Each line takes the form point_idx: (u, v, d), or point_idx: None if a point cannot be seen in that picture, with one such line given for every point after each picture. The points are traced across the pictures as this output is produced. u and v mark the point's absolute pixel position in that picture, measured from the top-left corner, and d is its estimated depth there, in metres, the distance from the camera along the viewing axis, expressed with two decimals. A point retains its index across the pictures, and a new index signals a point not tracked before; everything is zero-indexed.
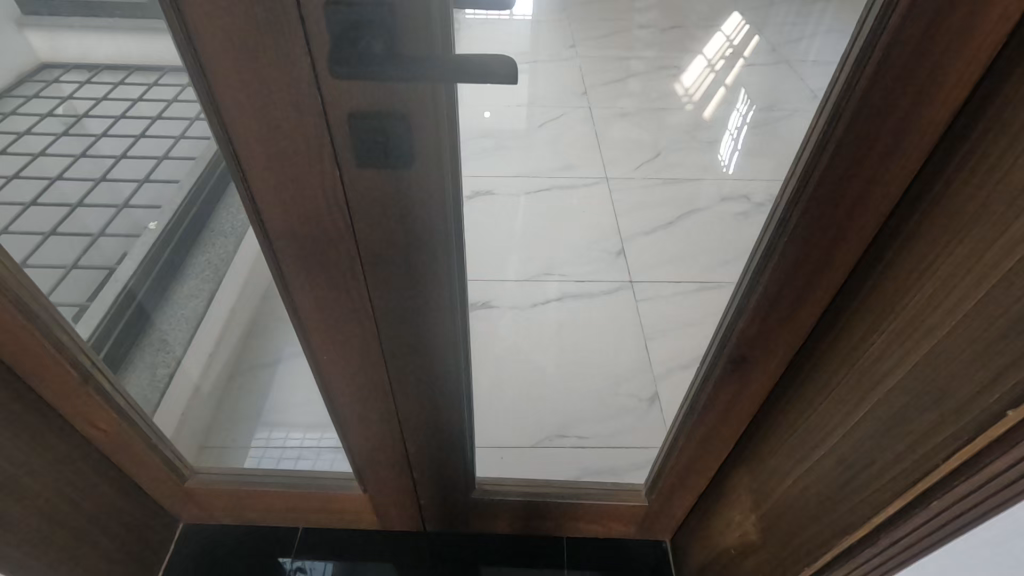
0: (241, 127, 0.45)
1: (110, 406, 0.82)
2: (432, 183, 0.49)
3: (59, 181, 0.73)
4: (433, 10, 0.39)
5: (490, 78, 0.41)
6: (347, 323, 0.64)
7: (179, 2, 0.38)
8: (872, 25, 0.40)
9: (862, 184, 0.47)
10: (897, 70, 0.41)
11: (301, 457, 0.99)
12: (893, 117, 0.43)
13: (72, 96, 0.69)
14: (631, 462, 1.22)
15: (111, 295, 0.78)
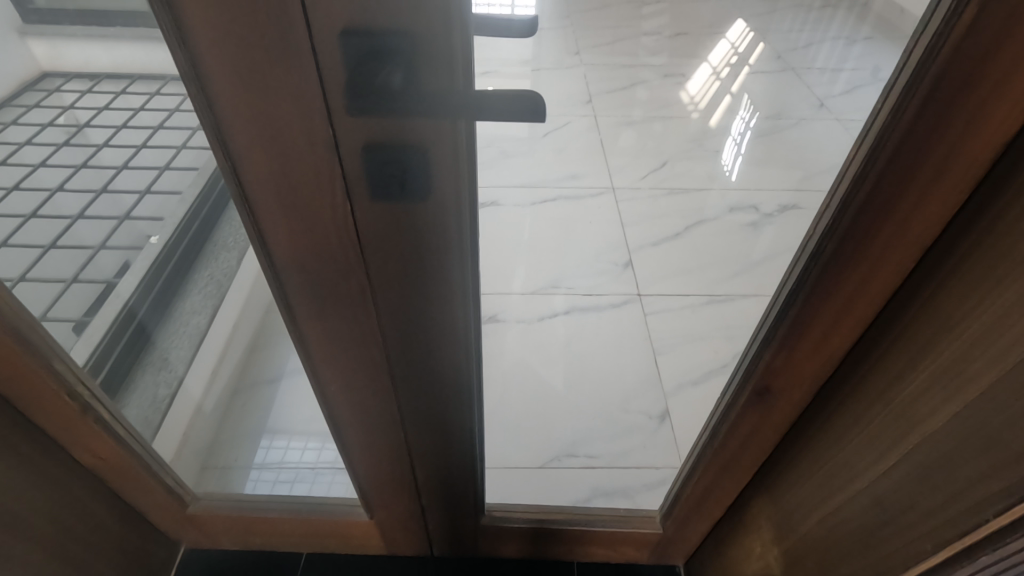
0: (251, 161, 0.43)
1: (109, 435, 0.79)
2: (447, 217, 0.47)
3: (58, 193, 0.76)
4: (455, 39, 0.37)
5: (512, 116, 0.39)
6: (356, 354, 0.62)
7: (186, 35, 0.36)
8: (920, 56, 0.39)
9: (903, 216, 0.45)
10: (943, 103, 0.39)
11: (298, 481, 0.97)
12: (940, 148, 0.41)
13: (76, 105, 0.69)
14: (642, 482, 1.19)
15: (111, 312, 0.78)
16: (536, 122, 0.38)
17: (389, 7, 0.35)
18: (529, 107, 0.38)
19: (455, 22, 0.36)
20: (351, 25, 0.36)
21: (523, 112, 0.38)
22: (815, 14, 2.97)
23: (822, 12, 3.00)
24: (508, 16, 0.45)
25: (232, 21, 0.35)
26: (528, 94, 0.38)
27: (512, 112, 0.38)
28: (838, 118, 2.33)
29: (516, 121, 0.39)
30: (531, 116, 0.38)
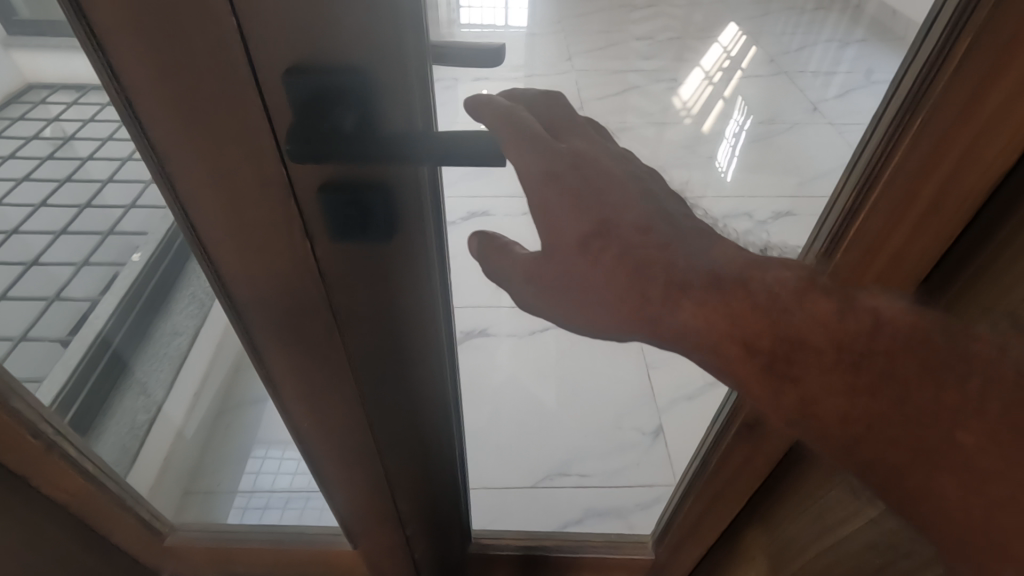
0: (202, 203, 0.40)
1: (78, 472, 0.76)
2: (414, 243, 0.46)
3: (41, 209, 0.73)
4: (410, 75, 0.35)
5: (481, 157, 0.36)
6: (326, 390, 0.59)
7: (117, 74, 0.33)
8: (916, 78, 0.37)
9: (903, 242, 0.42)
10: (938, 131, 0.37)
11: (289, 503, 0.98)
12: (938, 174, 0.38)
13: (60, 118, 0.61)
14: (636, 501, 1.17)
15: (89, 337, 0.78)
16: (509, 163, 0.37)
17: (338, 46, 0.33)
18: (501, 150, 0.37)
19: (409, 59, 0.34)
20: (296, 63, 0.33)
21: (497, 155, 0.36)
22: (807, 17, 2.99)
23: (814, 15, 3.00)
24: (484, 44, 0.41)
25: (167, 59, 0.32)
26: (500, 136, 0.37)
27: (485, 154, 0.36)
28: (832, 122, 2.32)
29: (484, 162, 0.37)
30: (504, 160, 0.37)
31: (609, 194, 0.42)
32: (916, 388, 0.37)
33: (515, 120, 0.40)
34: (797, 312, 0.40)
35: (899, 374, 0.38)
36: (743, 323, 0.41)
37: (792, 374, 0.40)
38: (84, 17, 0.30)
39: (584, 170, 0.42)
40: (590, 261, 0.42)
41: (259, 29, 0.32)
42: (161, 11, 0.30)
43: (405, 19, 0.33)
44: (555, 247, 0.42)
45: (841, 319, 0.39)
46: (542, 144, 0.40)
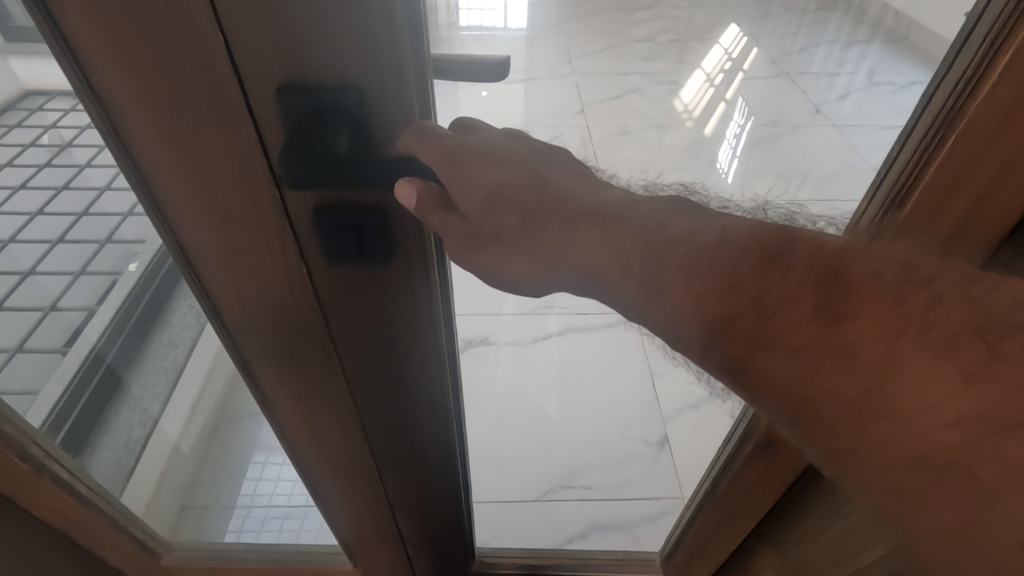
0: (192, 227, 0.38)
1: (70, 495, 0.74)
2: (408, 272, 0.43)
3: (38, 216, 0.75)
4: (410, 90, 0.33)
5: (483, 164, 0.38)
6: (324, 412, 0.57)
7: (99, 94, 0.31)
8: (941, 105, 0.36)
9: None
10: (964, 157, 0.37)
11: (289, 516, 0.97)
12: (962, 204, 0.39)
13: (56, 125, 0.58)
14: (641, 515, 1.15)
15: (84, 348, 0.77)
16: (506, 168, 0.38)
17: (332, 58, 0.31)
18: (493, 159, 0.38)
19: (408, 74, 0.32)
20: (288, 81, 0.31)
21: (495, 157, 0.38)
22: (809, 18, 2.99)
23: (817, 16, 3.00)
24: (486, 59, 0.39)
25: (154, 77, 0.30)
26: (484, 147, 0.39)
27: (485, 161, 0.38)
28: (835, 124, 2.30)
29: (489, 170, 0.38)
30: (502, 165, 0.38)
31: (520, 166, 0.39)
32: (739, 279, 0.35)
33: (431, 135, 0.35)
34: (646, 221, 0.38)
35: (724, 266, 0.36)
36: (614, 241, 0.38)
37: (654, 284, 0.37)
38: (62, 36, 0.28)
39: (497, 159, 0.38)
40: (496, 218, 0.38)
41: (248, 44, 0.30)
42: (144, 28, 0.28)
43: (404, 33, 0.30)
44: (484, 227, 0.38)
45: (685, 228, 0.37)
46: (453, 143, 0.36)
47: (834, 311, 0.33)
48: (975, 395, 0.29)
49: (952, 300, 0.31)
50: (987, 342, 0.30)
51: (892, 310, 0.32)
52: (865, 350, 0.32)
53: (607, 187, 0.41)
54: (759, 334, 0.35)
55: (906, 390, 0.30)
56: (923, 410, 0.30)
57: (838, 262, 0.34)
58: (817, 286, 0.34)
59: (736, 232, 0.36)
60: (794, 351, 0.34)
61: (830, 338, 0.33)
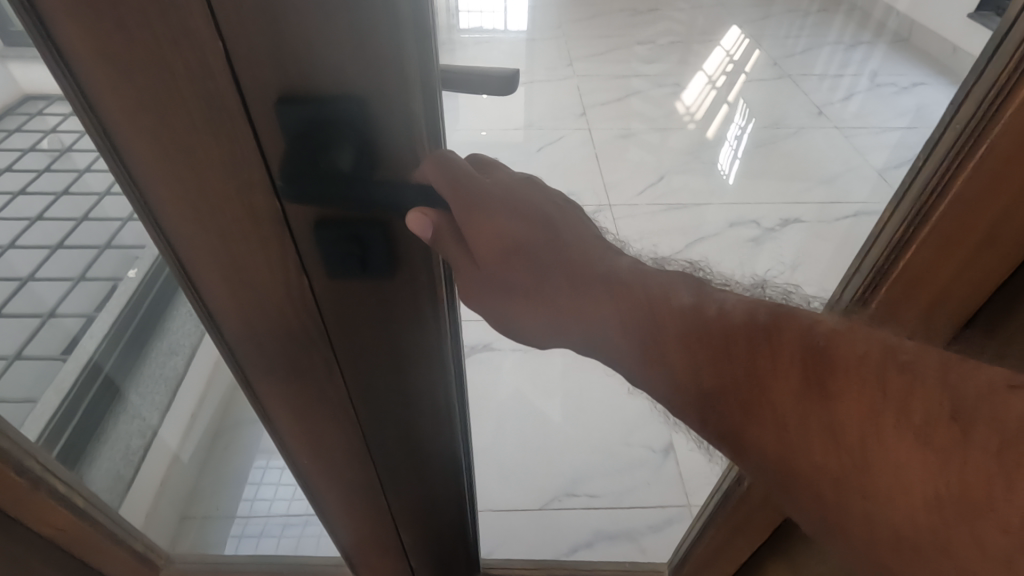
0: (192, 243, 0.37)
1: (67, 507, 0.72)
2: (421, 317, 0.45)
3: (38, 222, 0.78)
4: (414, 96, 0.31)
5: (498, 206, 0.39)
6: (327, 428, 0.56)
7: (94, 105, 0.29)
8: (960, 131, 0.37)
9: (923, 315, 0.46)
10: (982, 185, 0.37)
11: (287, 525, 0.98)
12: (948, 267, 0.42)
13: (57, 130, 0.56)
14: (646, 523, 1.14)
15: (83, 356, 0.75)
16: (518, 215, 0.40)
17: (333, 64, 0.29)
18: (510, 204, 0.40)
19: (412, 79, 0.31)
20: (288, 91, 0.30)
21: (511, 203, 0.40)
22: (811, 19, 2.98)
23: (819, 18, 2.99)
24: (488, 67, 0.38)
25: (149, 85, 0.29)
26: (498, 189, 0.40)
27: (501, 204, 0.40)
28: (838, 126, 2.29)
29: (501, 213, 0.39)
30: (515, 210, 0.40)
31: (530, 215, 0.41)
32: (733, 349, 0.39)
33: (446, 162, 0.36)
34: (651, 292, 0.42)
35: (721, 336, 0.39)
36: (623, 303, 0.42)
37: (654, 352, 0.41)
38: (55, 49, 0.27)
39: (512, 205, 0.40)
40: (504, 265, 0.41)
41: (247, 50, 0.28)
42: (139, 40, 0.27)
43: (409, 41, 0.29)
44: (492, 274, 0.41)
45: (688, 300, 0.41)
46: (468, 185, 0.37)
47: (821, 387, 0.35)
48: (949, 477, 0.31)
49: (929, 385, 0.33)
50: (961, 428, 0.31)
51: (873, 388, 0.34)
52: (848, 426, 0.34)
53: (619, 254, 0.45)
54: (750, 404, 0.38)
55: (887, 462, 0.33)
56: (899, 489, 0.32)
57: (825, 344, 0.36)
58: (805, 363, 0.36)
59: (734, 305, 0.40)
60: (784, 422, 0.36)
61: (817, 412, 0.35)
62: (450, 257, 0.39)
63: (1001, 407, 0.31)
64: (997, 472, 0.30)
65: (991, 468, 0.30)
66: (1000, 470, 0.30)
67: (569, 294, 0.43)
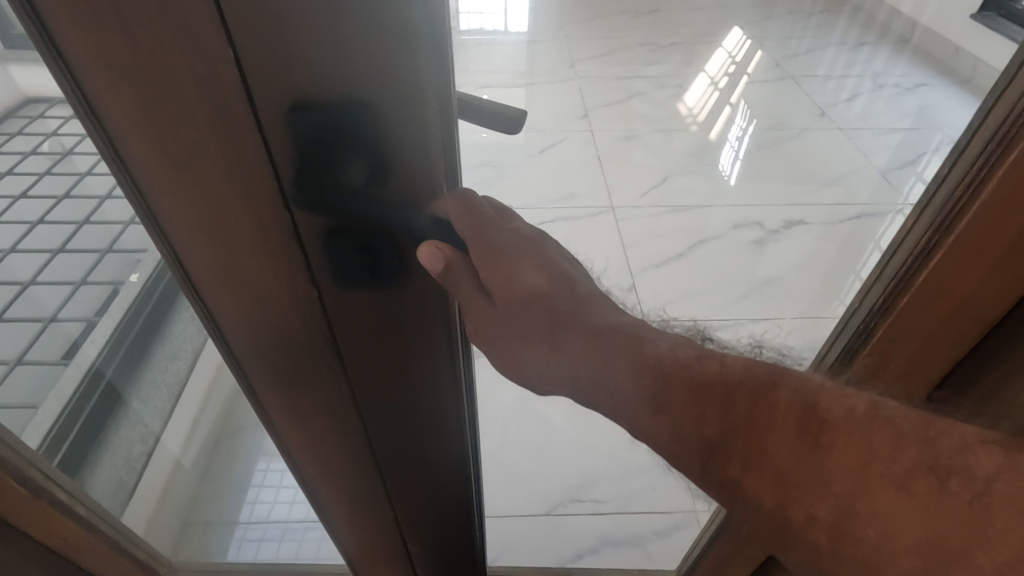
0: (199, 254, 0.36)
1: (69, 515, 0.68)
2: (440, 365, 0.48)
3: (39, 225, 0.76)
4: (427, 105, 0.31)
5: (512, 251, 0.45)
6: (333, 438, 0.55)
7: (98, 113, 0.29)
8: (952, 189, 0.40)
9: (905, 365, 0.49)
10: (969, 243, 0.40)
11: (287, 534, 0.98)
12: (944, 308, 0.44)
13: (59, 133, 0.56)
14: (653, 529, 1.13)
15: (84, 364, 0.75)
16: (526, 260, 0.46)
17: (347, 72, 0.29)
18: (519, 249, 0.46)
19: (425, 86, 0.30)
20: (299, 100, 0.29)
21: (522, 249, 0.46)
22: (814, 20, 2.98)
23: (822, 19, 2.99)
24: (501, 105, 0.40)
25: (152, 90, 0.28)
26: (510, 237, 0.45)
27: (514, 250, 0.45)
28: (842, 127, 2.28)
29: (513, 255, 0.45)
30: (524, 256, 0.46)
31: (541, 264, 0.47)
32: (735, 402, 0.43)
33: (467, 201, 0.39)
34: (659, 348, 0.47)
35: (723, 390, 0.44)
36: (631, 356, 0.46)
37: (660, 400, 0.45)
38: (58, 55, 0.26)
39: (525, 254, 0.46)
40: (520, 306, 0.45)
41: (256, 57, 0.27)
42: (145, 48, 0.26)
43: (424, 54, 0.29)
44: (510, 316, 0.45)
45: (693, 355, 0.46)
46: (489, 227, 0.42)
47: (815, 439, 0.39)
48: (931, 525, 0.35)
49: (910, 439, 0.37)
50: (938, 479, 0.36)
51: (861, 442, 0.38)
52: (839, 477, 0.38)
53: (618, 313, 0.50)
54: (750, 454, 0.42)
55: (874, 513, 0.37)
56: (883, 535, 0.36)
57: (817, 401, 0.41)
58: (800, 419, 0.40)
59: (733, 363, 0.45)
60: (782, 471, 0.40)
61: (810, 465, 0.39)
62: (464, 300, 0.42)
63: (971, 460, 0.35)
64: (970, 522, 0.34)
65: (965, 516, 0.34)
66: (973, 517, 0.34)
67: (577, 341, 0.47)
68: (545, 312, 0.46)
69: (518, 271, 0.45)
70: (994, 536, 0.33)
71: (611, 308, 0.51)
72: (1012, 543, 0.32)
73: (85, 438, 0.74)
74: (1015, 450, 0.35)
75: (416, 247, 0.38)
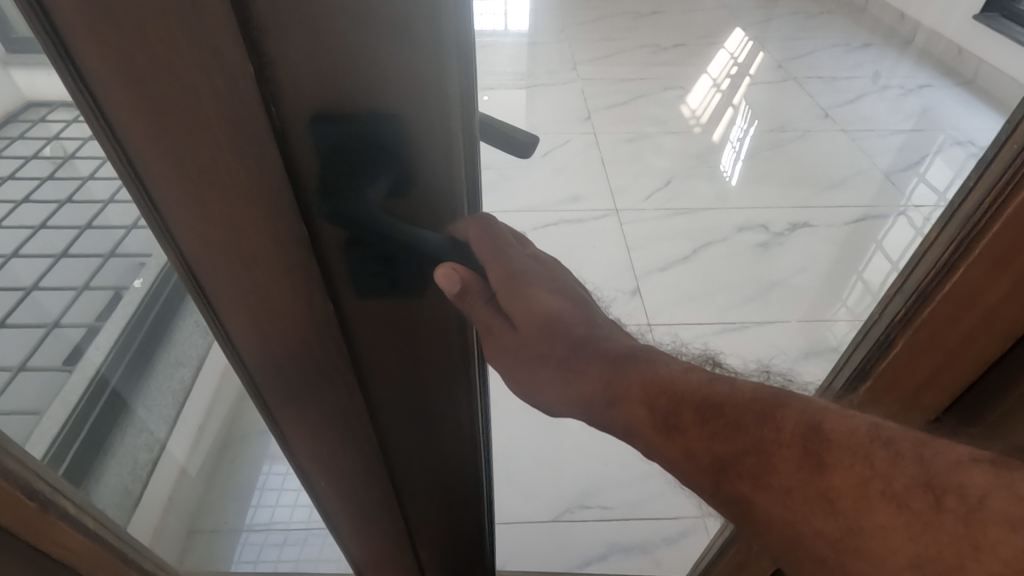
0: (214, 268, 0.36)
1: (78, 528, 0.63)
2: (461, 387, 0.49)
3: (42, 230, 0.75)
4: (452, 109, 0.30)
5: (531, 274, 0.44)
6: (345, 450, 0.55)
7: (113, 126, 0.28)
8: (975, 204, 0.39)
9: (927, 376, 0.49)
10: (992, 257, 0.40)
11: (287, 545, 0.99)
12: (968, 321, 0.44)
13: (61, 137, 0.55)
14: (661, 535, 1.13)
15: (89, 370, 0.74)
16: (546, 283, 0.45)
17: (374, 87, 0.28)
18: (539, 275, 0.45)
19: (451, 93, 0.29)
20: (322, 111, 0.29)
21: (543, 274, 0.45)
22: (814, 21, 2.98)
23: (822, 20, 2.99)
24: (519, 135, 0.40)
25: (168, 102, 0.27)
26: (528, 261, 0.44)
27: (535, 274, 0.45)
28: (845, 128, 2.28)
29: (533, 278, 0.44)
30: (545, 282, 0.45)
31: (561, 291, 0.46)
32: (745, 424, 0.42)
33: (488, 226, 0.39)
34: (672, 369, 0.47)
35: (732, 411, 0.43)
36: (639, 385, 0.46)
37: (671, 421, 0.44)
38: (70, 61, 0.26)
39: (547, 280, 0.45)
40: (539, 332, 0.44)
41: (285, 68, 0.27)
42: (161, 53, 0.25)
43: (452, 66, 0.28)
44: (529, 344, 0.44)
45: (704, 377, 0.46)
46: (509, 254, 0.41)
47: (819, 458, 0.38)
48: (930, 541, 0.34)
49: (909, 459, 0.37)
50: (934, 498, 0.35)
51: (863, 460, 0.37)
52: (842, 493, 0.37)
53: (622, 334, 0.50)
54: (760, 472, 0.40)
55: (876, 530, 0.36)
56: (883, 552, 0.35)
57: (823, 420, 0.40)
58: (804, 438, 0.39)
59: (744, 383, 0.44)
60: (787, 489, 0.39)
61: (814, 484, 0.38)
62: (483, 323, 0.41)
63: (967, 479, 0.35)
64: (965, 540, 0.33)
65: (962, 535, 0.33)
66: (971, 539, 0.33)
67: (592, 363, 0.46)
68: (564, 341, 0.46)
69: (535, 295, 0.44)
70: (990, 555, 0.32)
71: (618, 333, 0.50)
72: (1009, 561, 0.32)
73: (90, 446, 0.72)
74: (1009, 469, 0.34)
75: (434, 268, 0.37)
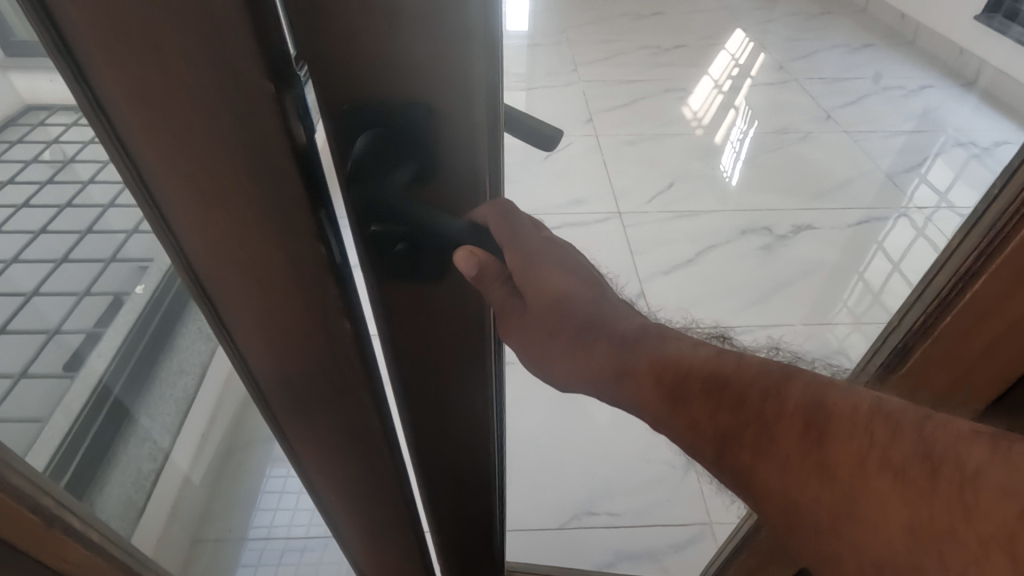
0: (226, 281, 0.34)
1: (88, 547, 0.48)
2: (471, 380, 0.48)
3: (43, 235, 0.67)
4: (476, 99, 0.30)
5: (552, 263, 0.41)
6: (354, 461, 0.53)
7: (123, 139, 0.27)
8: (999, 210, 0.38)
9: (954, 380, 0.47)
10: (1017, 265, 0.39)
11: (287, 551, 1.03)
12: (992, 328, 0.43)
13: (60, 140, 0.54)
14: (669, 542, 1.12)
15: (91, 379, 0.66)
16: (568, 272, 0.42)
17: (397, 76, 0.29)
18: (561, 263, 0.42)
19: (475, 78, 0.29)
20: (353, 100, 0.29)
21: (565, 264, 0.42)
22: (814, 22, 2.97)
23: (822, 21, 2.98)
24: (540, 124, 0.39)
25: (171, 105, 0.26)
26: (552, 250, 0.41)
27: (557, 262, 0.42)
28: (847, 129, 2.28)
29: (554, 267, 0.41)
30: (567, 271, 0.42)
31: (583, 279, 0.43)
32: (746, 403, 0.41)
33: (507, 214, 0.37)
34: (682, 348, 0.45)
35: (736, 386, 0.42)
36: (650, 362, 0.45)
37: (677, 393, 0.44)
38: (71, 60, 0.24)
39: (569, 266, 0.42)
40: (552, 318, 0.43)
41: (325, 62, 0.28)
42: (173, 59, 0.24)
43: (476, 50, 0.28)
44: (541, 328, 0.43)
45: (711, 351, 0.44)
46: (527, 235, 0.39)
47: (819, 432, 0.37)
48: (928, 509, 0.32)
49: (907, 429, 0.35)
50: (931, 468, 0.33)
51: (864, 432, 0.36)
52: (840, 465, 0.36)
53: (633, 314, 0.48)
54: (760, 441, 0.40)
55: (876, 501, 0.34)
56: (874, 519, 0.34)
57: (828, 398, 0.38)
58: (806, 413, 0.38)
59: (753, 359, 0.43)
60: (785, 463, 0.38)
61: (813, 454, 0.37)
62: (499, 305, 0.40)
63: (964, 450, 0.32)
64: (957, 505, 0.32)
65: (956, 498, 0.32)
66: (969, 516, 0.31)
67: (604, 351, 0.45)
68: (578, 327, 0.44)
69: (556, 279, 0.41)
70: (982, 520, 0.31)
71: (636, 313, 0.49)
72: (1002, 525, 0.30)
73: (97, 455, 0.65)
74: (1008, 443, 0.32)
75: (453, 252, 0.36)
